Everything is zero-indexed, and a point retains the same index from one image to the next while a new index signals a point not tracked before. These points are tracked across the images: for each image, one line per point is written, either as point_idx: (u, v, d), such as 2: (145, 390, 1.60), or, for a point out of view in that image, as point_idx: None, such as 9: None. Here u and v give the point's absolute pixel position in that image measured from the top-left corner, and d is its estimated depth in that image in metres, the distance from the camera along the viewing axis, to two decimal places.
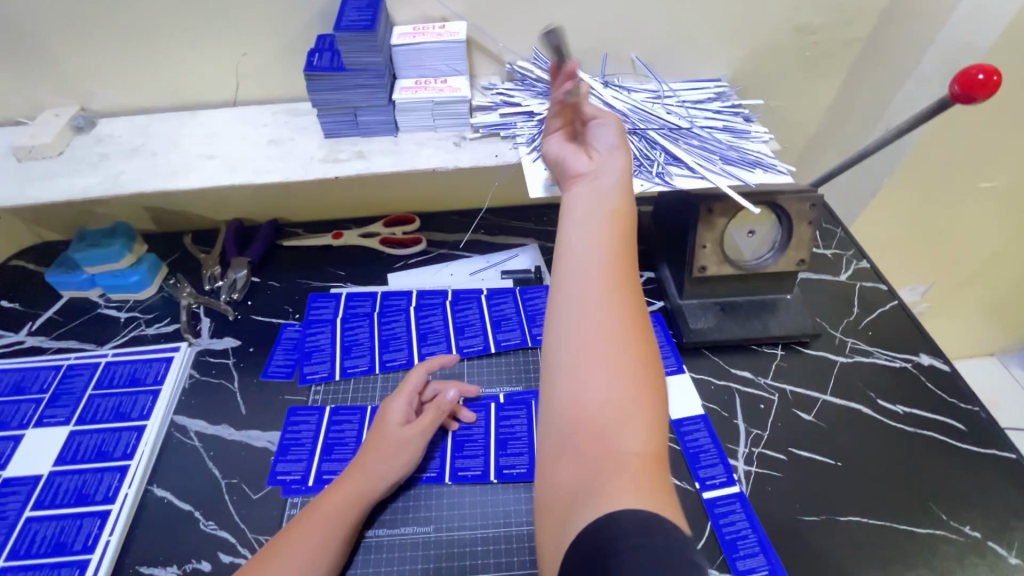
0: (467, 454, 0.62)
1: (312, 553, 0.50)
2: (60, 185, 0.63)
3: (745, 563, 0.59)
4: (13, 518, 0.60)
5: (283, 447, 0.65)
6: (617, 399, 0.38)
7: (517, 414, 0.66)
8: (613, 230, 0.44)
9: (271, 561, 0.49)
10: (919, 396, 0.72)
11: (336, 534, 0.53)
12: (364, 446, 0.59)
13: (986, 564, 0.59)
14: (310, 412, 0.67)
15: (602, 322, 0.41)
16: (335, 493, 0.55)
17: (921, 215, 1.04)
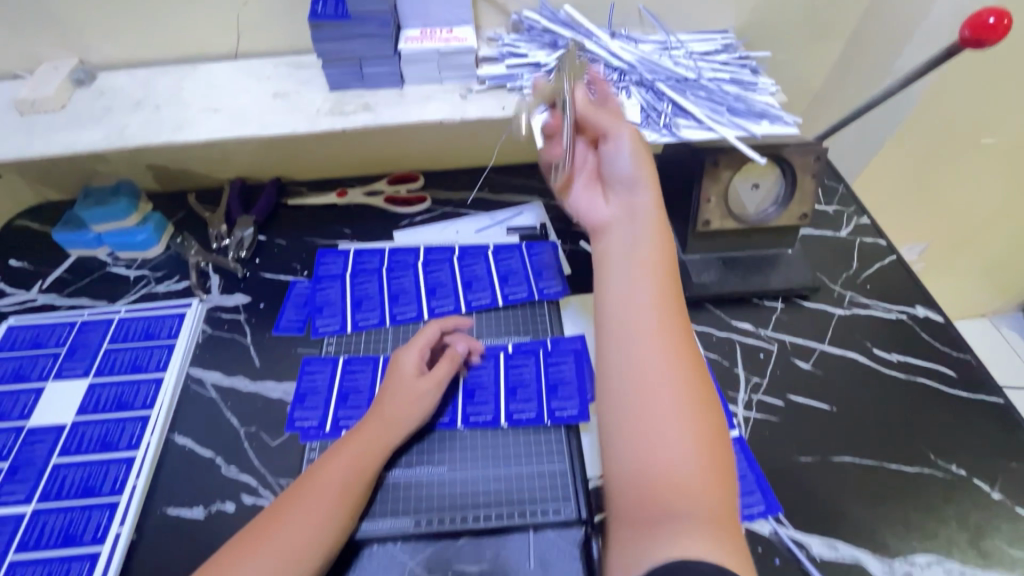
0: (479, 401, 0.64)
1: (336, 495, 0.53)
2: (63, 139, 0.62)
3: (744, 501, 0.61)
4: (41, 464, 0.61)
5: (300, 395, 0.67)
6: (673, 427, 0.43)
7: (526, 363, 0.68)
8: (651, 279, 0.50)
9: (297, 500, 0.51)
10: (914, 346, 0.75)
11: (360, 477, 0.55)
12: (382, 396, 0.61)
13: (971, 499, 0.62)
14: (323, 363, 0.69)
15: (655, 357, 0.47)
16: (356, 439, 0.57)
17: (922, 173, 1.05)
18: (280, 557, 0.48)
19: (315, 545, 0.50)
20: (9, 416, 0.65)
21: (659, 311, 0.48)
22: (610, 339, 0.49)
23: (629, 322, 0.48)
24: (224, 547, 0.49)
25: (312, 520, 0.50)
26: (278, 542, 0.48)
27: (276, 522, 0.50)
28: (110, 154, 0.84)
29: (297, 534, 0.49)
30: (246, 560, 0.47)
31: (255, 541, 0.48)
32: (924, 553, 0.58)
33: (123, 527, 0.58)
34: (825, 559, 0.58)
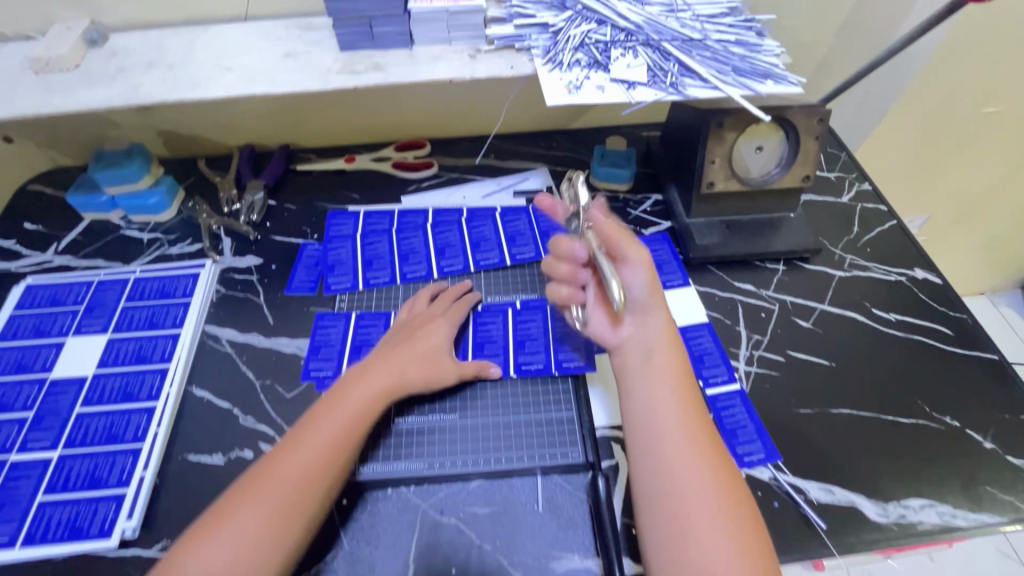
0: (489, 353, 0.67)
1: (337, 437, 0.53)
2: (78, 97, 0.63)
3: (744, 448, 0.63)
4: (65, 413, 0.63)
5: (314, 348, 0.69)
6: (717, 542, 0.47)
7: (534, 319, 0.70)
8: (674, 392, 0.55)
9: (298, 443, 0.52)
10: (912, 305, 0.76)
11: (361, 421, 0.55)
12: (396, 349, 0.61)
13: (964, 448, 0.64)
14: (336, 319, 0.71)
15: (688, 467, 0.50)
16: (358, 385, 0.57)
17: (924, 142, 1.06)
18: (284, 497, 0.49)
19: (318, 484, 0.51)
20: (32, 368, 0.67)
21: (687, 424, 0.53)
22: (641, 457, 0.53)
23: (659, 437, 0.53)
24: (232, 488, 0.50)
25: (313, 461, 0.51)
26: (280, 482, 0.50)
27: (278, 463, 0.51)
28: (121, 119, 0.85)
29: (298, 475, 0.50)
30: (252, 500, 0.49)
31: (259, 482, 0.50)
32: (917, 497, 0.61)
33: (147, 471, 0.60)
34: (822, 503, 0.60)
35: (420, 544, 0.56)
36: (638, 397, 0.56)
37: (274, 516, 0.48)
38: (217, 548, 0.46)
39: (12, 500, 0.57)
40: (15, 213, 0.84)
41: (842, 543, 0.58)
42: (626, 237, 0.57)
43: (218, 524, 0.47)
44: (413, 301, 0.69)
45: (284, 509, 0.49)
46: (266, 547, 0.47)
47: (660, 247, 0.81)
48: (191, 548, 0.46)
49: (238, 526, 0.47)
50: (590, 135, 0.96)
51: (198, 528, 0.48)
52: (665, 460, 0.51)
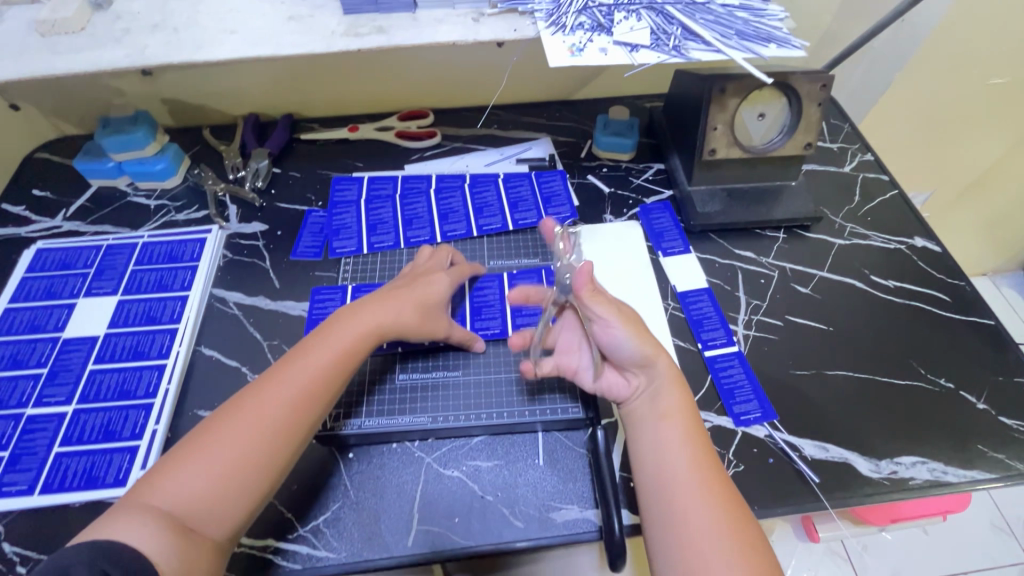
0: (487, 316, 0.69)
1: (322, 372, 0.53)
2: (82, 58, 0.63)
3: (741, 407, 0.65)
4: (78, 370, 0.65)
5: (313, 321, 0.69)
6: None
7: (530, 283, 0.72)
8: (684, 438, 0.52)
9: (284, 375, 0.52)
10: (910, 273, 0.77)
11: (348, 359, 0.54)
12: (392, 293, 0.60)
13: (958, 408, 0.66)
14: (333, 291, 0.72)
15: (698, 505, 0.48)
16: (348, 321, 0.56)
17: (929, 114, 1.05)
18: (265, 426, 0.49)
19: (301, 418, 0.50)
20: (44, 328, 0.68)
21: (700, 469, 0.50)
22: (653, 502, 0.50)
23: (671, 483, 0.49)
24: (214, 415, 0.50)
25: (298, 395, 0.51)
26: (264, 409, 0.49)
27: (261, 394, 0.50)
28: (127, 87, 0.85)
29: (280, 408, 0.49)
30: (232, 428, 0.48)
31: (241, 410, 0.49)
32: (909, 454, 0.62)
33: (159, 425, 0.61)
34: (816, 459, 0.62)
35: (424, 496, 0.58)
36: (648, 443, 0.53)
37: (254, 445, 0.48)
38: (194, 472, 0.45)
39: (29, 451, 0.59)
40: (23, 181, 0.85)
41: (834, 497, 0.59)
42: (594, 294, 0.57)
43: (198, 448, 0.47)
44: (418, 254, 0.69)
45: (263, 441, 0.48)
46: (245, 475, 0.47)
47: (661, 215, 0.82)
48: (170, 470, 0.46)
49: (217, 452, 0.47)
50: (593, 105, 0.96)
51: (178, 451, 0.47)
52: (680, 507, 0.48)
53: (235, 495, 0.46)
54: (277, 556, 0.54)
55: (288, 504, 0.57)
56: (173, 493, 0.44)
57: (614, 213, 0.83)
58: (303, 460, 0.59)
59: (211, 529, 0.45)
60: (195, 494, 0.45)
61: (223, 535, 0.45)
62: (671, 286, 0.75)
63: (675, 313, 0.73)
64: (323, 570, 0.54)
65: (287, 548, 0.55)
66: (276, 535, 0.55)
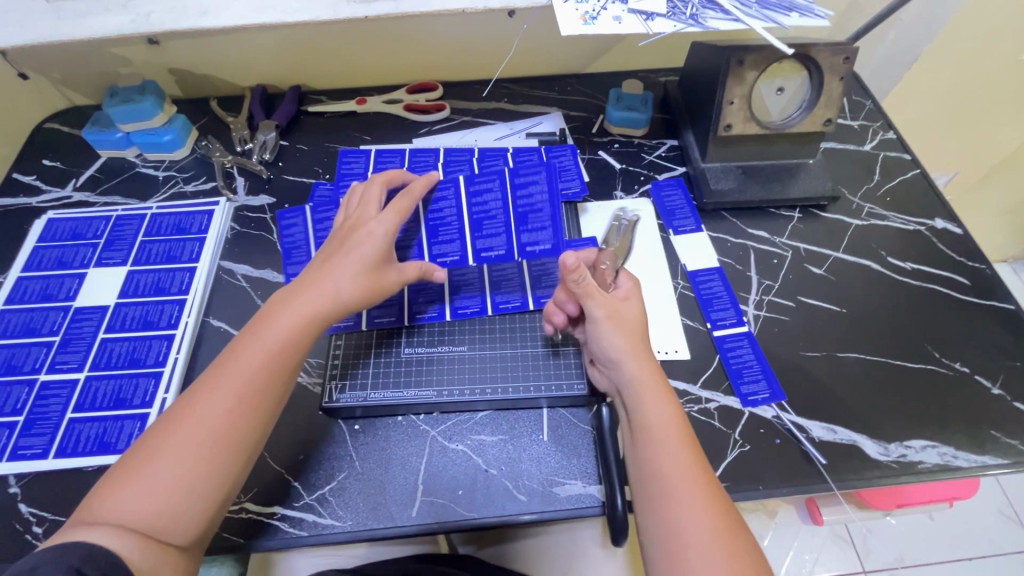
0: (443, 239, 0.66)
1: (259, 368, 0.50)
2: (84, 22, 0.59)
3: (749, 387, 0.64)
4: (90, 338, 0.66)
5: (285, 251, 0.70)
6: None
7: (489, 189, 0.66)
8: (677, 450, 0.50)
9: (219, 378, 0.49)
10: (929, 255, 0.75)
11: (289, 344, 0.52)
12: (327, 266, 0.57)
13: (972, 393, 0.64)
14: (295, 215, 0.72)
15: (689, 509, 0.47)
16: (283, 310, 0.53)
17: (959, 90, 1.01)
18: (208, 431, 0.47)
19: (245, 417, 0.49)
20: (56, 297, 0.69)
21: (695, 480, 0.48)
22: (647, 508, 0.49)
23: (669, 499, 0.48)
24: (152, 427, 0.48)
25: (237, 395, 0.49)
26: (202, 415, 0.48)
27: (198, 401, 0.48)
28: (132, 56, 0.84)
29: (218, 413, 0.48)
30: (174, 440, 0.46)
31: (179, 420, 0.47)
32: (919, 438, 0.61)
33: (169, 393, 0.62)
34: (824, 441, 0.61)
35: (428, 470, 0.58)
36: (640, 456, 0.51)
37: (200, 453, 0.46)
38: (142, 485, 0.45)
39: (43, 416, 0.61)
40: (33, 150, 0.86)
41: (840, 478, 0.59)
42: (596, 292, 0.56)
43: (141, 462, 0.45)
44: (349, 205, 0.63)
45: (206, 447, 0.47)
46: (198, 479, 0.46)
47: (672, 192, 0.80)
48: (117, 484, 0.45)
49: (162, 463, 0.45)
50: (606, 79, 0.94)
51: (124, 464, 0.46)
52: (677, 522, 0.46)
53: (194, 497, 0.46)
54: (283, 522, 0.55)
55: (293, 472, 0.58)
56: (122, 510, 0.44)
57: (625, 190, 0.81)
58: (308, 430, 0.60)
59: (175, 534, 0.44)
60: (147, 507, 0.44)
61: (191, 536, 0.45)
62: (681, 264, 0.74)
63: (685, 292, 0.72)
64: (328, 537, 0.54)
65: (293, 515, 0.56)
66: (281, 503, 0.56)
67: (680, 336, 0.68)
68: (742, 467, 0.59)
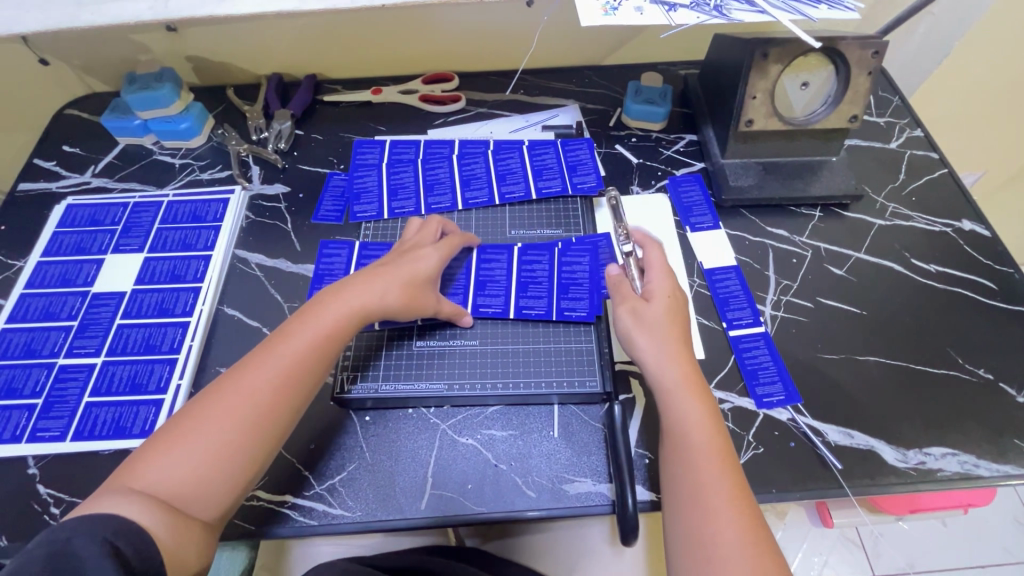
0: (489, 293, 0.67)
1: (302, 357, 0.51)
2: (105, 8, 0.58)
3: (764, 389, 0.63)
4: (107, 323, 0.67)
5: (318, 276, 0.70)
6: None
7: (540, 260, 0.70)
8: (711, 455, 0.50)
9: (262, 361, 0.51)
10: (955, 257, 0.73)
11: (331, 338, 0.54)
12: (378, 271, 0.58)
13: (996, 400, 0.62)
14: (341, 247, 0.72)
15: (721, 513, 0.46)
16: (330, 305, 0.55)
17: (992, 87, 0.97)
18: (247, 412, 0.48)
19: (283, 400, 0.50)
20: (75, 282, 0.70)
21: (729, 486, 0.48)
22: (676, 509, 0.48)
23: (699, 502, 0.47)
24: (193, 401, 0.49)
25: (278, 380, 0.50)
26: (242, 394, 0.48)
27: (242, 378, 0.49)
28: (153, 43, 0.84)
29: (257, 396, 0.49)
30: (211, 416, 0.47)
31: (219, 397, 0.48)
32: (939, 445, 0.60)
33: (183, 380, 0.63)
34: (840, 445, 0.60)
35: (437, 462, 0.58)
36: (673, 458, 0.51)
37: (232, 430, 0.47)
38: (176, 460, 0.45)
39: (61, 400, 0.61)
40: (53, 135, 0.86)
41: (856, 484, 0.58)
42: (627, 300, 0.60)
43: (178, 436, 0.46)
44: (406, 227, 0.67)
45: (241, 422, 0.47)
46: (231, 459, 0.46)
47: (690, 188, 0.79)
48: (154, 453, 0.46)
49: (198, 437, 0.46)
50: (624, 71, 0.92)
51: (160, 436, 0.47)
52: (708, 528, 0.46)
53: (224, 477, 0.46)
54: (295, 510, 0.56)
55: (305, 462, 0.58)
56: (157, 477, 0.44)
57: (641, 185, 0.80)
58: (320, 422, 0.60)
59: (202, 512, 0.45)
60: (179, 481, 0.45)
61: (218, 514, 0.46)
62: (697, 262, 0.73)
63: (701, 291, 0.71)
64: (337, 527, 0.55)
65: (303, 504, 0.56)
66: (293, 491, 0.57)
67: (696, 335, 0.67)
68: (755, 470, 0.58)
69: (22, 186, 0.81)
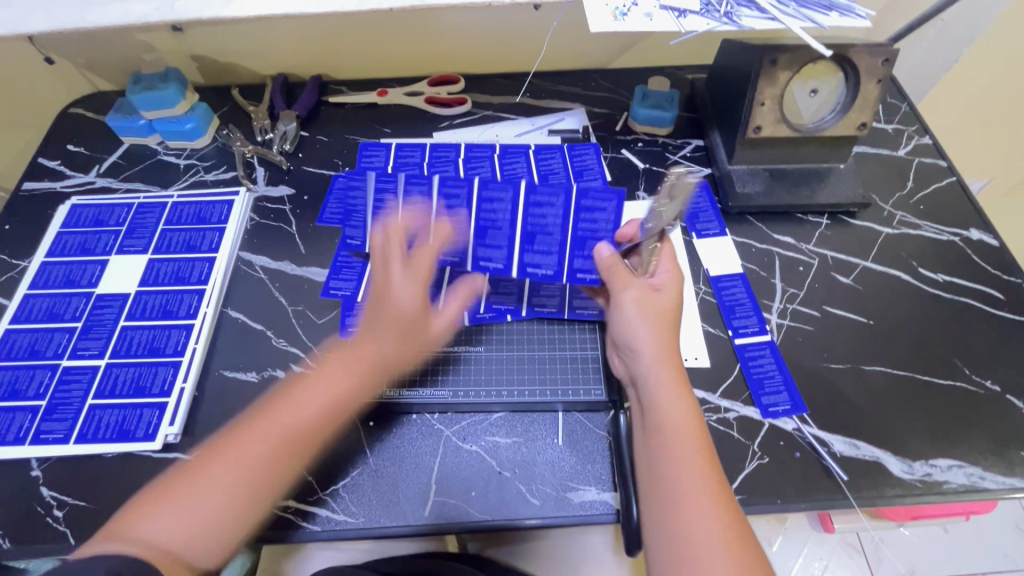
0: (491, 244, 0.65)
1: (294, 418, 0.53)
2: (110, 9, 0.58)
3: (769, 398, 0.63)
4: (111, 325, 0.66)
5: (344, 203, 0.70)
6: None
7: (551, 204, 0.64)
8: (686, 450, 0.49)
9: (257, 423, 0.52)
10: (962, 266, 0.73)
11: (323, 398, 0.54)
12: (366, 326, 0.58)
13: (1003, 412, 0.62)
14: (361, 166, 0.69)
15: (696, 508, 0.46)
16: (323, 371, 0.56)
17: (1002, 93, 0.96)
18: (242, 469, 0.49)
19: (276, 456, 0.50)
20: (79, 283, 0.70)
21: (705, 480, 0.47)
22: (652, 507, 0.48)
23: (673, 500, 0.47)
24: (192, 459, 0.51)
25: (270, 438, 0.51)
26: (237, 452, 0.50)
27: (237, 439, 0.51)
28: (158, 43, 0.84)
29: (251, 454, 0.50)
30: (208, 474, 0.48)
31: (215, 457, 0.49)
32: (946, 457, 0.60)
33: (187, 383, 0.63)
34: (845, 456, 0.60)
35: (441, 469, 0.58)
36: (655, 456, 0.50)
37: (227, 486, 0.48)
38: (173, 513, 0.47)
39: (65, 402, 0.61)
40: (58, 133, 0.86)
41: (861, 496, 0.58)
42: (628, 278, 0.60)
43: (177, 490, 0.48)
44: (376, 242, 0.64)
45: (236, 479, 0.49)
46: (229, 513, 0.48)
47: (697, 194, 0.78)
48: (154, 507, 0.47)
49: (195, 492, 0.47)
50: (630, 75, 0.92)
51: (161, 489, 0.49)
52: (682, 524, 0.46)
53: (221, 530, 0.47)
54: (300, 517, 0.55)
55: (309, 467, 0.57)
56: (158, 527, 0.46)
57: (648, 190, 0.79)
58: None
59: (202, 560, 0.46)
60: (176, 533, 0.46)
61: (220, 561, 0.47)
62: (703, 269, 0.72)
63: (706, 298, 0.70)
64: (340, 533, 0.55)
65: (307, 510, 0.56)
66: (296, 496, 0.56)
67: (700, 343, 0.67)
68: (761, 481, 0.58)
69: (26, 185, 0.81)
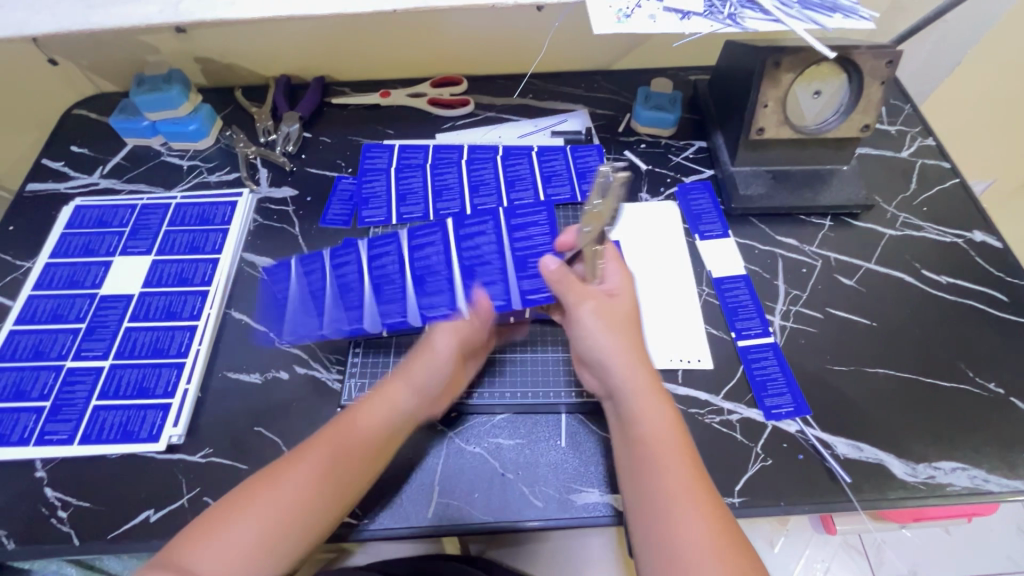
0: (432, 289, 0.66)
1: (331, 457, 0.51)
2: (115, 11, 0.58)
3: (773, 400, 0.63)
4: (114, 326, 0.67)
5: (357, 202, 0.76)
6: None
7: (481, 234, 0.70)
8: (667, 454, 0.49)
9: (293, 460, 0.50)
10: (965, 268, 0.72)
11: (361, 441, 0.53)
12: (398, 375, 0.57)
13: (1007, 414, 0.62)
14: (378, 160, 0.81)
15: (681, 511, 0.46)
16: (361, 411, 0.54)
17: (1006, 94, 0.96)
18: (282, 509, 0.47)
19: (318, 497, 0.49)
20: (83, 284, 0.70)
21: (689, 483, 0.48)
22: (637, 513, 0.48)
23: (657, 505, 0.47)
24: (228, 498, 0.49)
25: (309, 477, 0.49)
26: (274, 492, 0.48)
27: (277, 480, 0.49)
28: (161, 44, 0.84)
29: (289, 493, 0.48)
30: (245, 515, 0.47)
31: (252, 497, 0.48)
32: (950, 459, 0.59)
33: (191, 384, 0.63)
34: (849, 458, 0.60)
35: (445, 471, 0.58)
36: (635, 462, 0.50)
37: (266, 526, 0.47)
38: (213, 552, 0.45)
39: (69, 403, 0.62)
40: (61, 134, 0.86)
41: (865, 498, 0.58)
42: (577, 287, 0.58)
43: (215, 527, 0.46)
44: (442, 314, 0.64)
45: (275, 519, 0.47)
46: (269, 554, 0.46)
47: (700, 196, 0.78)
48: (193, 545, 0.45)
49: (235, 532, 0.46)
50: (633, 76, 0.92)
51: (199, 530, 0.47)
52: (669, 528, 0.46)
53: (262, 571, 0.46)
54: None
55: None
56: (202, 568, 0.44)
57: (650, 192, 0.79)
58: None
59: None
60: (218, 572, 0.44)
61: None
62: (706, 271, 0.72)
63: (709, 300, 0.70)
64: (343, 535, 0.54)
65: None
66: None
67: (703, 345, 0.67)
68: (765, 484, 0.58)
69: (30, 186, 0.81)
